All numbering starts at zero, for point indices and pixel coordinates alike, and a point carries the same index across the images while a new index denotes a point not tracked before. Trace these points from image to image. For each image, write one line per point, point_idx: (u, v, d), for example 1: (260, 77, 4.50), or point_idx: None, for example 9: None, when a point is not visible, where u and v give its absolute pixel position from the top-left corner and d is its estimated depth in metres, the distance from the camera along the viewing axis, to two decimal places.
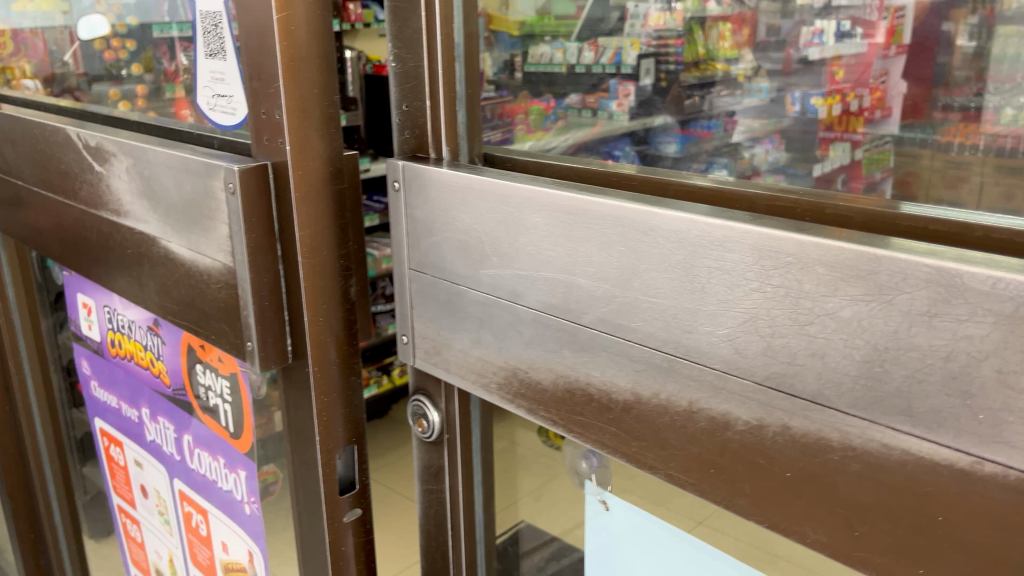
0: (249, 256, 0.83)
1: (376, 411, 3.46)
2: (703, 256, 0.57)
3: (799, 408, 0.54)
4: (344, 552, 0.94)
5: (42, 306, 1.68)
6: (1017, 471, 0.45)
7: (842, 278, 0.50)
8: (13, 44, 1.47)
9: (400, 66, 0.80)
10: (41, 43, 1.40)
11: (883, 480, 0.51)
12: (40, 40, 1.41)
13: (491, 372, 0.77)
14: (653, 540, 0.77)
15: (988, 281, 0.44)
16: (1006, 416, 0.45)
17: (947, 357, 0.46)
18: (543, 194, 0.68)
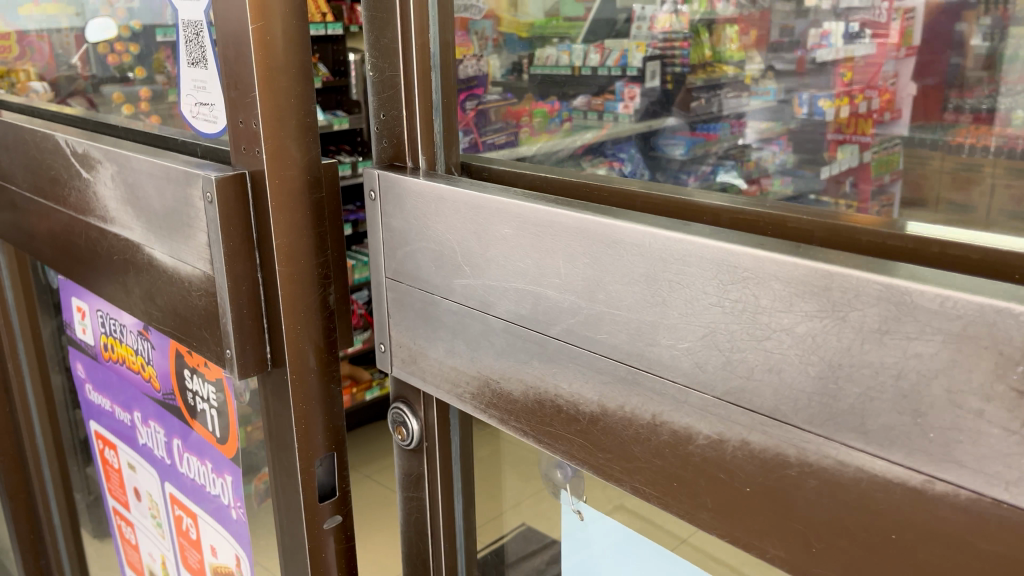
0: (227, 265, 0.83)
1: (378, 412, 3.47)
2: (664, 270, 0.57)
3: (758, 423, 0.54)
4: (325, 559, 0.95)
5: (43, 311, 1.67)
6: (967, 491, 0.45)
7: (797, 294, 0.50)
8: (18, 47, 1.37)
9: (379, 75, 0.82)
10: (46, 47, 1.28)
11: (838, 497, 0.51)
12: (45, 43, 1.29)
13: (464, 381, 0.77)
14: (628, 550, 0.77)
15: (936, 299, 0.44)
16: (956, 435, 0.45)
17: (898, 375, 0.46)
18: (511, 206, 0.68)
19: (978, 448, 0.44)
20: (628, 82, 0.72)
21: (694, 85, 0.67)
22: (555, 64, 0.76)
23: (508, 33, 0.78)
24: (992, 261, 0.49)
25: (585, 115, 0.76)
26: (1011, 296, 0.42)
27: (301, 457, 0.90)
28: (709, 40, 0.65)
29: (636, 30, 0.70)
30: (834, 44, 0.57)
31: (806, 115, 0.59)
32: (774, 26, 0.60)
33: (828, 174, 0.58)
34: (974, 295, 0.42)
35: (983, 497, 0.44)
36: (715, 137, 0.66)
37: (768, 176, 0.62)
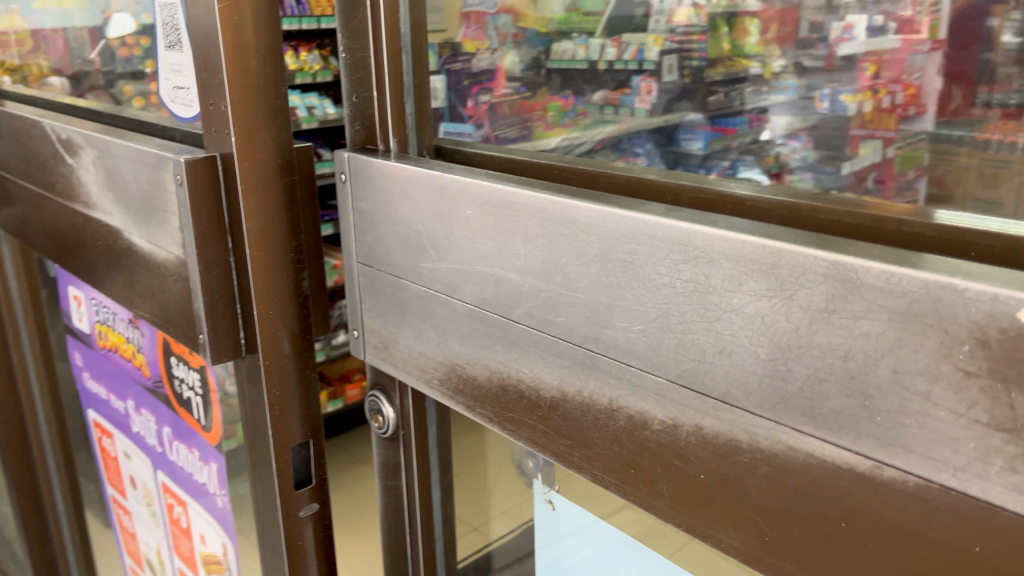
0: (198, 248, 0.83)
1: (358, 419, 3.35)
2: (618, 249, 0.55)
3: (710, 407, 0.52)
4: (303, 546, 0.94)
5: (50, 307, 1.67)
6: (915, 477, 0.43)
7: (745, 272, 0.48)
8: (34, 42, 1.34)
9: (349, 57, 0.80)
10: (61, 40, 1.24)
11: (788, 483, 0.49)
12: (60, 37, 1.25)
13: (432, 367, 0.76)
14: (598, 541, 0.76)
15: (881, 275, 0.42)
16: (903, 418, 0.42)
17: (845, 356, 0.44)
18: (472, 186, 0.66)
19: (926, 432, 0.42)
20: (645, 76, 0.79)
21: (711, 78, 0.75)
22: (573, 59, 0.84)
23: (528, 30, 0.84)
24: (949, 236, 0.46)
25: (603, 110, 0.81)
26: (957, 272, 0.40)
27: (276, 444, 0.89)
28: (728, 34, 0.74)
29: (654, 24, 0.80)
30: (856, 39, 0.64)
31: (827, 110, 0.66)
32: (803, 21, 0.67)
33: (849, 169, 0.62)
34: (919, 270, 0.40)
35: (931, 483, 0.42)
36: (733, 130, 0.73)
37: (789, 171, 0.66)
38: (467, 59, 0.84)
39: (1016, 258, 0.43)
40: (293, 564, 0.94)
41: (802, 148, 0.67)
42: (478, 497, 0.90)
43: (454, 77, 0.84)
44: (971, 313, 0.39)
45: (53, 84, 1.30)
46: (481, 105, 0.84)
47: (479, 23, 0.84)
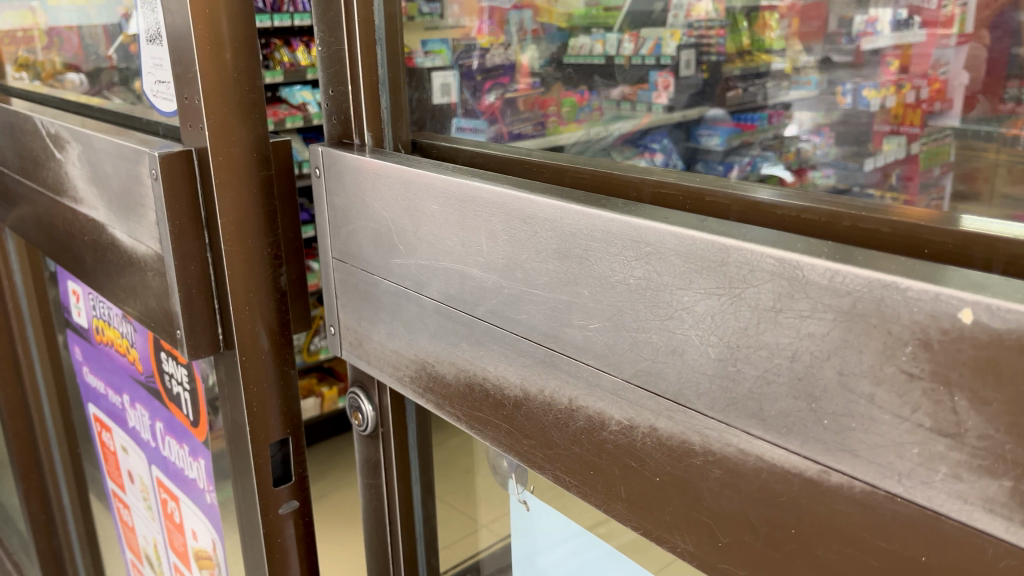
0: (173, 243, 0.82)
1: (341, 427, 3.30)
2: (575, 245, 0.54)
3: (664, 408, 0.51)
4: (283, 543, 0.94)
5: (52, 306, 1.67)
6: (861, 483, 0.41)
7: (695, 270, 0.47)
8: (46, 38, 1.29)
9: (326, 50, 0.79)
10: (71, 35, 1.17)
11: (740, 488, 0.47)
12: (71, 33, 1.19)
13: (404, 364, 0.75)
14: (568, 538, 0.75)
15: (826, 274, 0.40)
16: (849, 422, 0.41)
17: (792, 357, 0.43)
18: (437, 181, 0.65)
19: (871, 436, 0.40)
20: (661, 71, 0.69)
21: (729, 74, 0.66)
22: (590, 54, 0.72)
23: (547, 23, 0.73)
24: (904, 233, 0.45)
25: (619, 105, 0.71)
26: (901, 269, 0.38)
27: (255, 441, 0.89)
28: (749, 27, 0.64)
29: (672, 18, 0.69)
30: (880, 34, 0.53)
31: (850, 105, 0.56)
32: (833, 17, 0.56)
33: (873, 166, 0.54)
34: (863, 268, 0.39)
35: (877, 490, 0.40)
36: (752, 126, 0.63)
37: (810, 167, 0.58)
38: (481, 53, 0.77)
39: (970, 251, 0.42)
40: (273, 561, 0.93)
41: (822, 143, 0.58)
42: (459, 499, 0.89)
43: (465, 73, 0.77)
44: (913, 313, 0.37)
45: (65, 81, 1.24)
46: (494, 101, 0.77)
47: (497, 18, 0.75)
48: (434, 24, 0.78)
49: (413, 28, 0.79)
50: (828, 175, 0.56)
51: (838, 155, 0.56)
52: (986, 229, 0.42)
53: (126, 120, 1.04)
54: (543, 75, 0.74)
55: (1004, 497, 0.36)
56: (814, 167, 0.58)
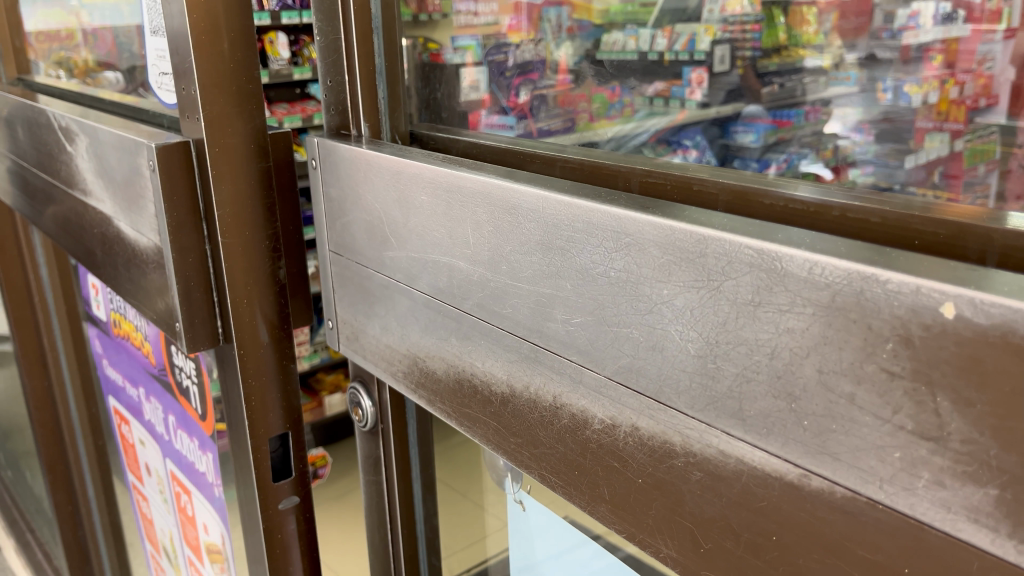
0: (172, 235, 0.82)
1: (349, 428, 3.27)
2: (557, 236, 0.52)
3: (645, 407, 0.48)
4: (284, 539, 0.94)
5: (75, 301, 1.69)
6: (842, 488, 0.39)
7: (674, 261, 0.44)
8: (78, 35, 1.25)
9: (323, 40, 0.77)
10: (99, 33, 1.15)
11: (720, 492, 0.45)
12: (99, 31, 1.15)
13: (397, 359, 0.74)
14: (561, 540, 0.75)
15: (805, 265, 0.38)
16: (830, 424, 0.38)
17: (772, 354, 0.40)
18: (425, 171, 0.63)
19: (852, 439, 0.38)
20: (696, 67, 0.62)
21: (767, 70, 0.57)
22: (623, 50, 0.65)
23: (582, 20, 0.67)
24: (895, 224, 0.42)
25: (652, 102, 0.65)
26: (884, 261, 0.36)
27: (254, 435, 0.88)
28: (785, 21, 0.55)
29: (707, 13, 0.61)
30: (923, 28, 0.47)
31: (890, 103, 0.49)
32: (878, 12, 0.49)
33: (913, 163, 0.48)
34: (843, 258, 0.36)
35: (858, 496, 0.38)
36: (789, 123, 0.55)
37: (850, 165, 0.51)
38: (510, 50, 0.73)
39: (965, 243, 0.39)
40: (274, 556, 0.93)
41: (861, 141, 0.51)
42: (461, 502, 0.87)
43: (496, 69, 0.74)
44: (893, 308, 0.35)
45: (100, 78, 1.19)
46: (525, 98, 0.73)
47: (531, 16, 0.70)
48: (467, 21, 0.73)
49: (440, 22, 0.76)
50: (868, 173, 0.50)
51: (879, 153, 0.50)
52: (981, 220, 0.39)
53: (137, 114, 1.04)
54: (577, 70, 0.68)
55: (989, 507, 0.33)
56: (853, 163, 0.51)
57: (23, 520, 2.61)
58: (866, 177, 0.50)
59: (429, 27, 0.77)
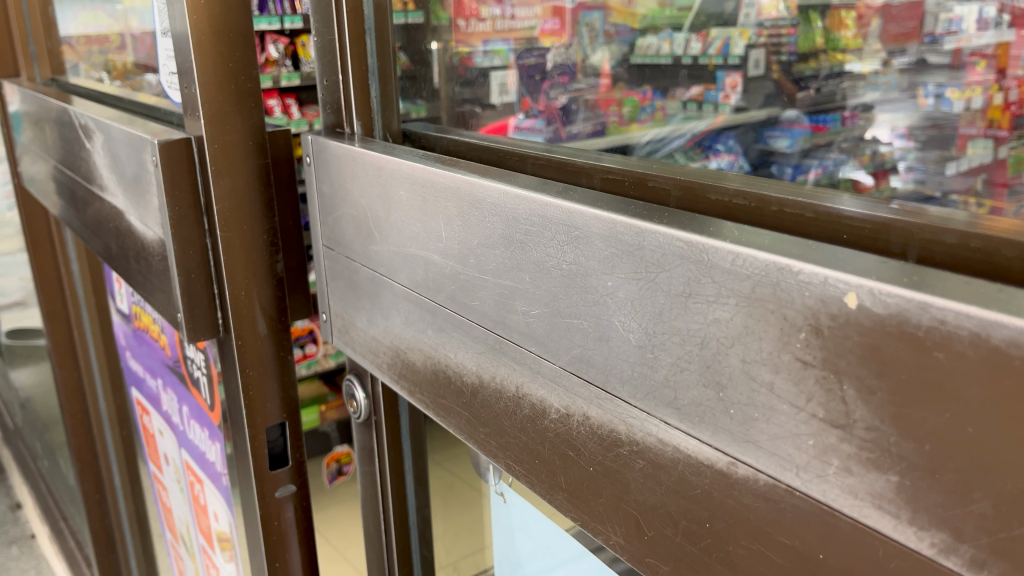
0: (173, 228, 0.85)
1: None
2: (517, 229, 0.53)
3: (594, 396, 0.49)
4: (281, 526, 0.97)
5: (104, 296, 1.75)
6: (765, 476, 0.39)
7: (616, 253, 0.45)
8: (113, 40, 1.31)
9: (319, 41, 0.80)
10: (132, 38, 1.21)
11: (660, 480, 0.46)
12: (132, 36, 1.21)
13: (382, 351, 0.76)
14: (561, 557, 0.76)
15: (729, 256, 0.39)
16: (753, 412, 0.39)
17: (701, 344, 0.41)
18: (403, 167, 0.65)
19: (772, 427, 0.38)
20: (730, 71, 0.61)
21: (802, 75, 0.56)
22: (657, 54, 0.65)
23: (623, 25, 0.67)
24: (825, 219, 0.43)
25: (686, 106, 0.64)
26: (799, 253, 0.37)
27: (252, 424, 0.91)
28: (823, 24, 0.54)
29: (743, 17, 0.60)
30: (969, 33, 0.47)
31: (931, 109, 0.49)
32: (930, 16, 0.48)
33: (955, 170, 0.47)
34: (761, 250, 0.37)
35: (779, 483, 0.39)
36: (824, 129, 0.54)
37: (890, 169, 0.50)
38: (542, 54, 0.73)
39: (888, 237, 0.41)
40: (271, 543, 0.96)
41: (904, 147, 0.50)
42: (459, 503, 0.90)
43: (527, 72, 0.74)
44: (805, 298, 0.36)
45: (133, 82, 1.24)
46: (556, 101, 0.72)
47: (570, 20, 0.70)
48: (507, 25, 0.74)
49: (479, 28, 0.75)
50: (908, 180, 0.49)
51: (922, 158, 0.49)
52: (903, 217, 0.40)
53: (155, 112, 1.09)
54: (614, 76, 0.69)
55: (891, 493, 0.34)
56: (897, 170, 0.50)
57: (57, 511, 2.69)
58: (906, 184, 0.49)
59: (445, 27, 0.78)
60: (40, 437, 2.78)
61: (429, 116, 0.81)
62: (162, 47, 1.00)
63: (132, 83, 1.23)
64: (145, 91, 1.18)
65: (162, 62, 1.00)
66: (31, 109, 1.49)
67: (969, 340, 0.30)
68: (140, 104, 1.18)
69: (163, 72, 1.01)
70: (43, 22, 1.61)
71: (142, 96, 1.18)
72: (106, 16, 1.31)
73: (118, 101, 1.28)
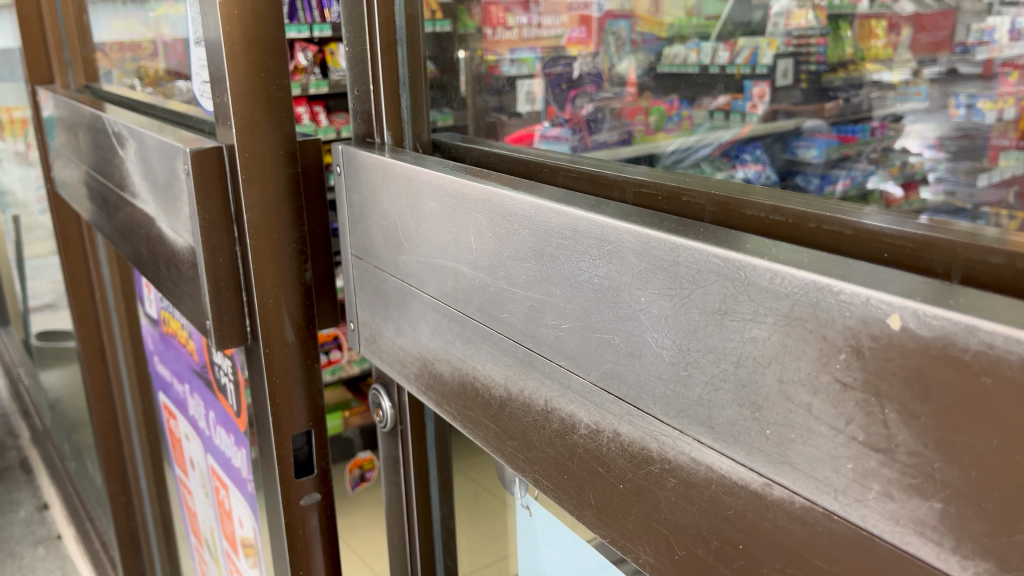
0: (203, 236, 0.85)
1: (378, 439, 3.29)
2: (548, 243, 0.53)
3: (625, 412, 0.49)
4: (306, 534, 0.97)
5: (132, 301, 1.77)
6: (801, 499, 0.39)
7: (651, 269, 0.45)
8: (145, 47, 1.32)
9: (351, 50, 0.82)
10: (163, 47, 1.22)
11: (692, 499, 0.45)
12: (164, 44, 1.22)
13: (410, 361, 0.76)
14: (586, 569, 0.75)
15: (767, 274, 0.38)
16: (789, 433, 0.38)
17: (737, 362, 0.40)
18: (433, 179, 0.65)
19: (809, 449, 0.38)
20: (758, 80, 0.63)
21: (832, 85, 0.59)
22: (684, 62, 0.66)
23: (648, 33, 0.67)
24: (865, 237, 0.43)
25: (713, 117, 0.65)
26: (840, 272, 0.36)
27: (278, 431, 0.91)
28: (853, 34, 0.56)
29: (772, 25, 0.63)
30: (1001, 43, 0.47)
31: (963, 119, 0.50)
32: (962, 27, 0.49)
33: (987, 182, 0.47)
34: (800, 269, 0.37)
35: (816, 506, 0.38)
36: (853, 139, 0.56)
37: (920, 181, 0.50)
38: (569, 62, 0.72)
39: (931, 257, 0.40)
40: (295, 551, 0.96)
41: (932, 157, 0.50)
42: (483, 513, 0.89)
43: (554, 81, 0.73)
44: (845, 318, 0.35)
45: (165, 89, 1.25)
46: (582, 112, 0.72)
47: (596, 29, 0.69)
48: (533, 33, 0.73)
49: (506, 36, 0.75)
50: (940, 192, 0.48)
51: (953, 169, 0.49)
52: (947, 234, 0.39)
53: (186, 120, 1.10)
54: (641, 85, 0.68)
55: (934, 520, 0.33)
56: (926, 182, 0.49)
57: (84, 512, 2.72)
58: (936, 196, 0.48)
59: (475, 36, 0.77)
60: (69, 438, 2.81)
61: (457, 125, 0.81)
62: (195, 56, 1.01)
63: (164, 90, 1.25)
64: (176, 100, 1.19)
65: (196, 71, 1.01)
66: (65, 116, 1.51)
67: (1019, 365, 0.29)
68: (171, 111, 1.20)
69: (196, 81, 1.02)
70: (77, 28, 1.63)
71: (173, 104, 1.19)
72: (139, 24, 1.33)
73: (151, 107, 1.29)
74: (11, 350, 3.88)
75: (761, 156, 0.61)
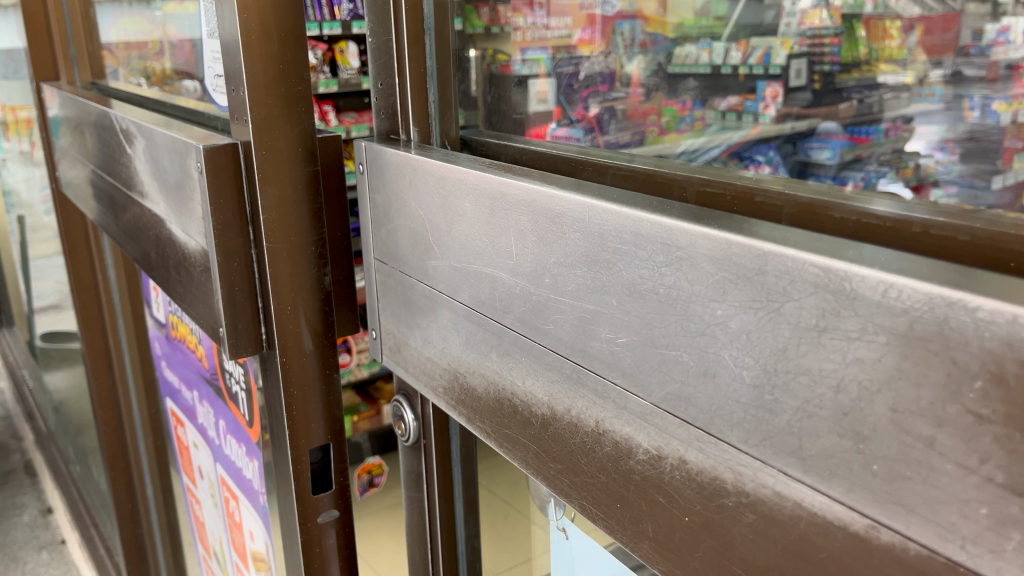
0: (217, 238, 0.80)
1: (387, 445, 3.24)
2: (603, 248, 0.48)
3: (694, 438, 0.44)
4: (323, 553, 0.92)
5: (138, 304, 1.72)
6: (916, 545, 0.33)
7: (730, 278, 0.40)
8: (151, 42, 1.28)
9: (375, 41, 0.74)
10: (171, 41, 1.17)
11: (775, 538, 0.40)
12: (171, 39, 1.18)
13: (439, 374, 0.71)
14: None
15: (879, 287, 0.33)
16: (904, 470, 0.33)
17: (838, 387, 0.35)
18: (469, 176, 0.60)
19: (929, 489, 0.33)
20: (771, 81, 0.67)
21: (846, 86, 0.61)
22: (695, 63, 0.68)
23: (657, 35, 0.69)
24: (986, 245, 0.38)
25: (724, 116, 0.67)
26: (973, 285, 0.31)
27: (295, 445, 0.86)
28: (864, 35, 0.58)
29: (784, 27, 0.65)
30: (1014, 43, 0.47)
31: (977, 121, 0.50)
32: (968, 29, 0.50)
33: (1001, 184, 0.44)
34: (923, 279, 0.31)
35: (935, 555, 0.33)
36: (867, 139, 0.57)
37: (931, 183, 0.48)
38: (580, 62, 0.72)
39: None
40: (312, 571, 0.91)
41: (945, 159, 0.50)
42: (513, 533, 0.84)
43: (566, 80, 0.73)
44: (984, 340, 0.30)
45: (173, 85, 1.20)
46: (594, 111, 0.71)
47: (604, 29, 0.70)
48: (539, 33, 0.72)
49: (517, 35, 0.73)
50: (952, 191, 0.45)
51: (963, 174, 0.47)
52: None
53: (197, 116, 1.05)
54: (648, 88, 0.69)
55: None
56: (937, 184, 0.47)
57: (89, 517, 2.67)
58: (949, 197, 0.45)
59: (502, 38, 0.73)
60: (73, 441, 2.77)
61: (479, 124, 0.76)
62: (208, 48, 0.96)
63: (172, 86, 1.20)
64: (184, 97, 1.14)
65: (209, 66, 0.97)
66: (70, 113, 1.47)
67: None
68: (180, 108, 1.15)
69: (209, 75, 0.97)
70: (82, 24, 1.58)
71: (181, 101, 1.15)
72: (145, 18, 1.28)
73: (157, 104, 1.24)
74: (17, 352, 3.84)
75: (774, 158, 0.59)
